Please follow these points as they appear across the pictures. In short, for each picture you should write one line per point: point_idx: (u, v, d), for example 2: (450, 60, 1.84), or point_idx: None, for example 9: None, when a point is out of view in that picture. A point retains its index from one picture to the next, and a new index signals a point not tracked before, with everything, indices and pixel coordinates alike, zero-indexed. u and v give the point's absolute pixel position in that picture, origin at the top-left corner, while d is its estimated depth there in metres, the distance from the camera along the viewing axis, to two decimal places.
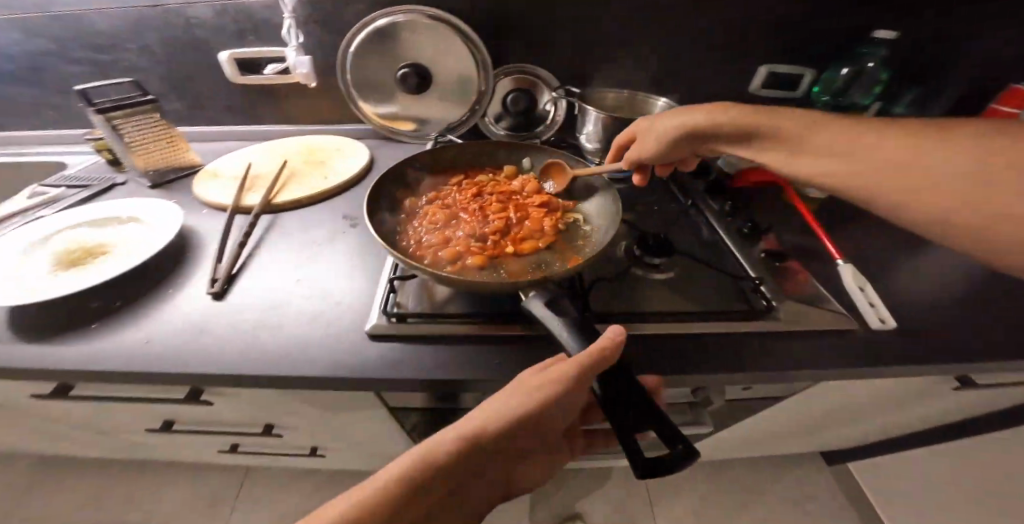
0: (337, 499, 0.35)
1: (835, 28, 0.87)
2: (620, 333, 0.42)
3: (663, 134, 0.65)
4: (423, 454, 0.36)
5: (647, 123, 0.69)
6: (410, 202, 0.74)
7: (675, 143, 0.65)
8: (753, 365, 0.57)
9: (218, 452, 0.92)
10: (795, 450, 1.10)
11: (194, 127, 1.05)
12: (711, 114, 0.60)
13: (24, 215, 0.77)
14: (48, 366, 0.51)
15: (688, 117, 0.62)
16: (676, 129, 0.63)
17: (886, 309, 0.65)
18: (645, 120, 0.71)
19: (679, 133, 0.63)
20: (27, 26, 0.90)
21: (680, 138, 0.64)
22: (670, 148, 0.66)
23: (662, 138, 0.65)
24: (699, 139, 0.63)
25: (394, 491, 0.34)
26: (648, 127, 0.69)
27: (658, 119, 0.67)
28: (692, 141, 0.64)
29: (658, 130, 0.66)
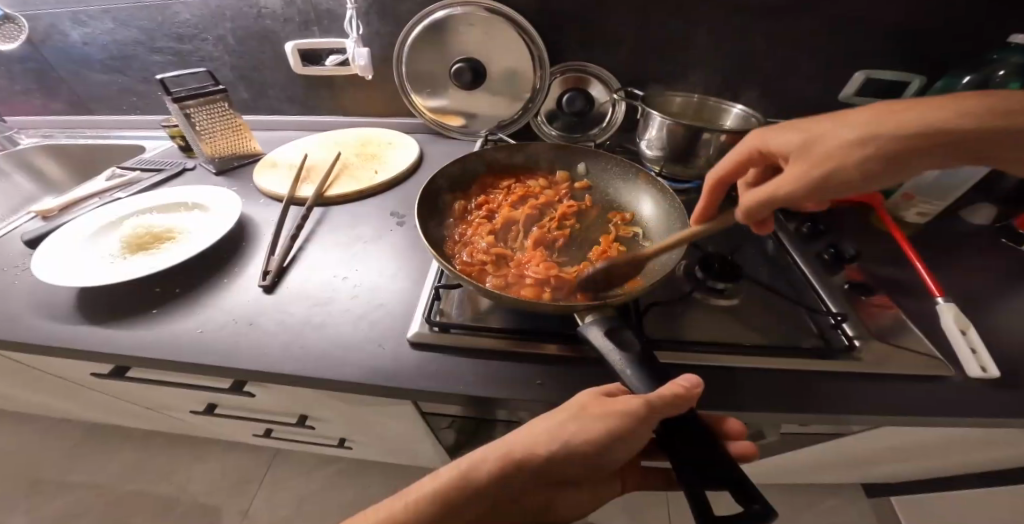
0: (375, 506, 0.35)
1: (952, 29, 0.76)
2: (692, 385, 0.38)
3: (866, 152, 0.40)
4: (454, 475, 0.35)
5: (791, 143, 0.45)
6: (460, 205, 0.73)
7: (885, 165, 0.40)
8: (821, 409, 0.51)
9: (252, 434, 0.96)
10: (844, 480, 0.99)
11: (259, 115, 1.09)
12: (933, 115, 0.38)
13: (103, 196, 0.82)
14: (113, 349, 0.55)
15: (904, 119, 0.38)
16: (889, 138, 0.39)
17: (991, 358, 0.56)
18: (781, 134, 0.47)
19: (895, 145, 0.39)
20: (116, 16, 0.95)
21: (890, 156, 0.39)
22: (880, 173, 0.40)
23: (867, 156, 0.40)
24: (930, 152, 0.39)
25: (421, 512, 0.33)
26: (818, 141, 0.43)
27: (827, 127, 0.42)
28: (908, 163, 0.39)
29: (838, 147, 0.41)
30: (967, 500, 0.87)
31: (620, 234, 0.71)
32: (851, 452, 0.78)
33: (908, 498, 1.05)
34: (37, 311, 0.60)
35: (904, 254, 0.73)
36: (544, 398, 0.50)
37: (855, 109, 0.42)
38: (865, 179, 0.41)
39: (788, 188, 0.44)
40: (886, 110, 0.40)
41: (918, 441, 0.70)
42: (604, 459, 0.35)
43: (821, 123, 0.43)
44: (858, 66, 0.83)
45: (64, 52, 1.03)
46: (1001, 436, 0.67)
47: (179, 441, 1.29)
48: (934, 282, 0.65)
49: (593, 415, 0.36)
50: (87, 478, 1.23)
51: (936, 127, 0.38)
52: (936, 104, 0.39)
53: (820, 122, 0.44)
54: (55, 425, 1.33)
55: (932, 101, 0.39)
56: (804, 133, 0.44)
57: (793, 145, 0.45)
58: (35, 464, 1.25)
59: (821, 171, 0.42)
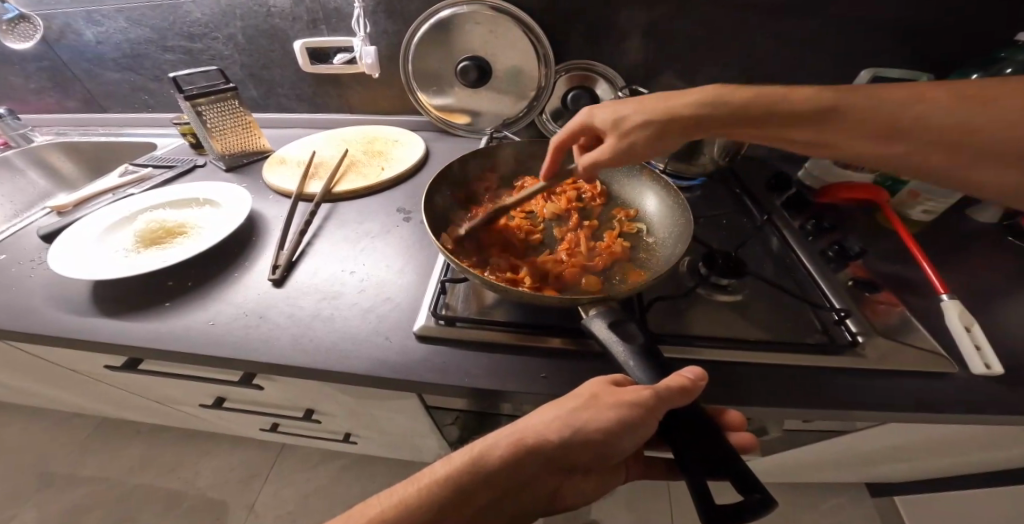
0: (389, 491, 0.35)
1: (958, 27, 0.76)
2: (697, 377, 0.39)
3: (647, 131, 0.56)
4: (467, 459, 0.35)
5: (609, 118, 0.59)
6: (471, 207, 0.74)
7: (659, 140, 0.57)
8: (824, 403, 0.51)
9: (259, 429, 0.98)
10: (847, 478, 0.99)
11: (268, 113, 1.10)
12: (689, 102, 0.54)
13: (116, 192, 0.84)
14: (127, 341, 0.56)
15: (674, 106, 0.55)
16: (655, 122, 0.55)
17: (994, 354, 0.56)
18: (602, 111, 0.61)
19: (665, 127, 0.55)
20: (129, 15, 0.96)
21: (662, 134, 0.56)
22: (654, 144, 0.57)
23: (649, 130, 0.56)
24: (690, 130, 0.55)
25: (435, 495, 0.34)
26: (619, 122, 0.58)
27: (623, 112, 0.58)
28: (675, 135, 0.56)
29: (631, 127, 0.57)
30: (972, 499, 0.87)
31: (625, 230, 0.71)
32: (853, 450, 0.78)
33: (911, 499, 1.04)
34: (52, 304, 0.61)
35: (909, 252, 0.73)
36: (547, 392, 0.51)
37: (643, 98, 0.58)
38: (649, 147, 0.57)
39: (608, 153, 0.59)
40: (667, 98, 0.56)
41: (919, 439, 0.70)
42: (614, 449, 0.36)
43: (621, 106, 0.59)
44: (863, 65, 0.83)
45: (78, 51, 1.05)
46: (1004, 434, 0.67)
47: (187, 436, 1.31)
48: (938, 278, 0.65)
49: (603, 403, 0.36)
50: (96, 472, 1.25)
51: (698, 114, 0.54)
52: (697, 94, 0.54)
53: (619, 104, 0.59)
54: (64, 420, 1.35)
55: (699, 92, 0.54)
56: (613, 111, 0.59)
57: (608, 124, 0.59)
58: (44, 459, 1.27)
59: (628, 143, 0.58)
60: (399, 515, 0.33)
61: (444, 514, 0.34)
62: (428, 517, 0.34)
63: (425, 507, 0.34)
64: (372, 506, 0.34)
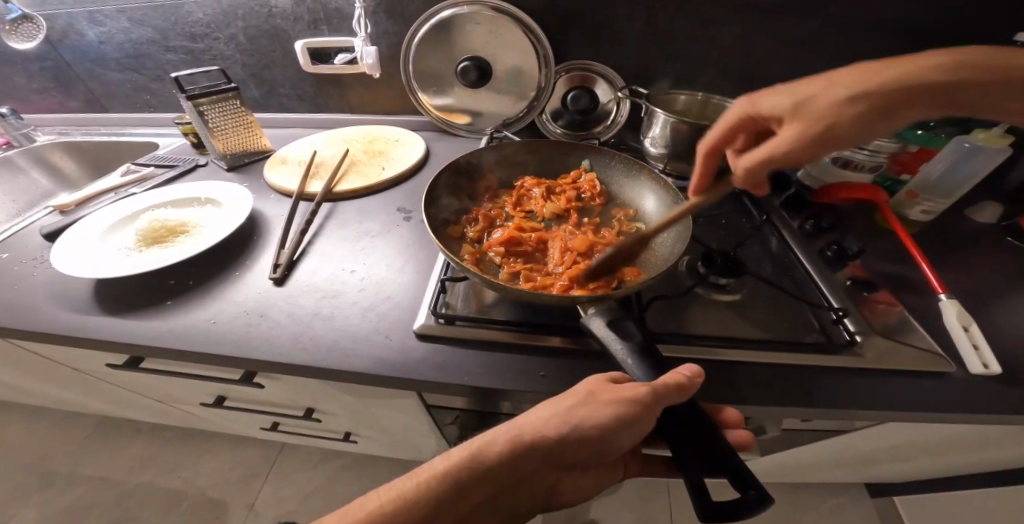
0: (388, 486, 0.36)
1: (958, 28, 0.77)
2: (693, 375, 0.39)
3: (856, 108, 0.43)
4: (466, 455, 0.36)
5: (791, 99, 0.48)
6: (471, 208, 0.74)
7: (873, 120, 0.44)
8: (822, 402, 0.51)
9: (260, 428, 0.98)
10: (847, 479, 0.99)
11: (270, 113, 1.11)
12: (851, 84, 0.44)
13: (118, 192, 0.84)
14: (128, 339, 0.56)
15: (901, 72, 0.42)
16: (870, 95, 0.43)
17: (992, 354, 0.56)
18: (770, 96, 0.50)
19: (887, 99, 0.42)
20: (132, 15, 0.97)
21: (877, 110, 0.43)
22: (866, 122, 0.44)
23: (836, 115, 0.44)
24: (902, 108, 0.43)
25: (433, 489, 0.35)
26: (800, 108, 0.47)
27: (808, 96, 0.47)
28: (903, 109, 0.43)
29: (827, 106, 0.45)
30: (973, 499, 0.87)
31: (624, 230, 0.72)
32: (853, 450, 0.78)
33: (912, 500, 1.04)
34: (55, 302, 0.61)
35: (908, 252, 0.73)
36: (547, 390, 0.51)
37: (836, 70, 0.46)
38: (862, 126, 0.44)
39: (792, 142, 0.47)
40: (884, 66, 0.43)
41: (918, 439, 0.71)
42: (612, 446, 0.36)
43: (802, 86, 0.48)
44: (863, 65, 0.84)
45: (81, 51, 1.05)
46: (1002, 434, 0.67)
47: (188, 435, 1.32)
48: (938, 278, 0.65)
49: (601, 400, 0.37)
50: (97, 471, 1.25)
51: (936, 77, 0.41)
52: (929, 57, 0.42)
53: (802, 83, 0.48)
54: (66, 419, 1.35)
55: (926, 56, 0.42)
56: (798, 91, 0.48)
57: (785, 110, 0.48)
58: (46, 458, 1.27)
59: (816, 133, 0.46)
60: (397, 509, 0.34)
61: (442, 509, 0.34)
62: (426, 511, 0.34)
63: (423, 502, 0.34)
64: (371, 501, 0.35)
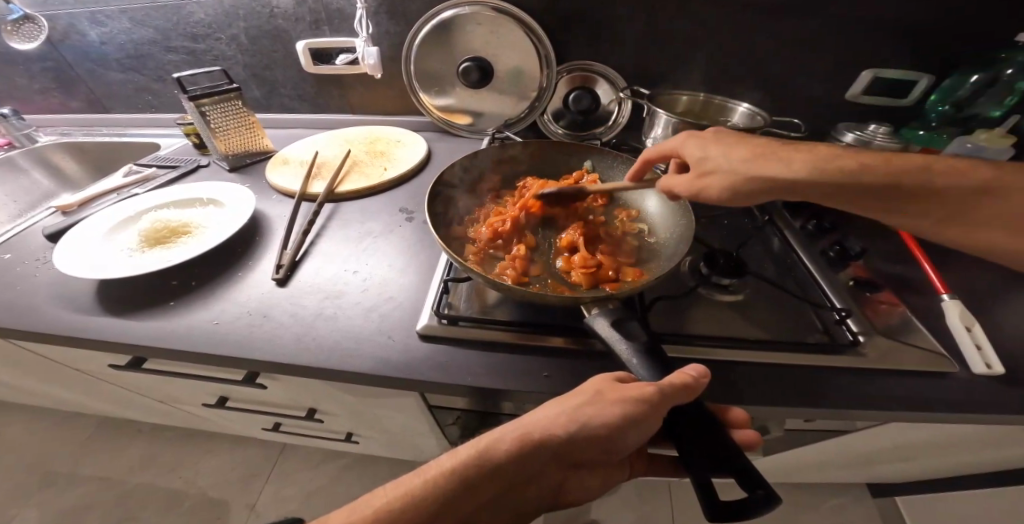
0: (397, 484, 0.36)
1: (960, 28, 0.77)
2: (699, 374, 0.39)
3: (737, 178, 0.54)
4: (474, 454, 0.36)
5: (700, 158, 0.57)
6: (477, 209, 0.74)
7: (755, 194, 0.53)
8: (825, 402, 0.51)
9: (261, 428, 0.98)
10: (849, 478, 0.99)
11: (271, 114, 1.11)
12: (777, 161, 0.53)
13: (120, 192, 0.84)
14: (132, 339, 0.56)
15: (770, 171, 0.52)
16: (741, 181, 0.54)
17: (995, 353, 0.57)
18: (691, 146, 0.59)
19: (752, 186, 0.53)
20: (133, 15, 0.97)
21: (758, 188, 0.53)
22: (733, 201, 0.55)
23: (728, 180, 0.54)
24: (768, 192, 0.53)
25: (440, 487, 0.34)
26: (703, 163, 0.57)
27: (715, 155, 0.56)
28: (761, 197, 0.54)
29: (721, 169, 0.55)
30: (975, 499, 0.87)
31: (627, 231, 0.72)
32: (856, 449, 0.78)
33: (914, 500, 1.04)
34: (57, 303, 0.61)
35: (910, 252, 0.73)
36: (549, 391, 0.51)
37: (740, 148, 0.55)
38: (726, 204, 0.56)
39: (681, 190, 0.58)
40: (768, 156, 0.53)
41: (919, 439, 0.71)
42: (619, 445, 0.36)
43: (715, 147, 0.57)
44: (864, 66, 0.84)
45: (82, 52, 1.05)
46: (1003, 434, 0.67)
47: (190, 436, 1.32)
48: (940, 279, 0.65)
49: (608, 399, 0.37)
50: (98, 471, 1.25)
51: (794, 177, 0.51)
52: (805, 158, 0.52)
53: (716, 146, 0.57)
54: (68, 420, 1.36)
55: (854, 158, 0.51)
56: (710, 151, 0.57)
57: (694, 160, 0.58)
58: (47, 459, 1.27)
59: (699, 187, 0.57)
60: (406, 507, 0.34)
61: (449, 506, 0.34)
62: (434, 509, 0.34)
63: (431, 501, 0.34)
64: (378, 498, 0.35)
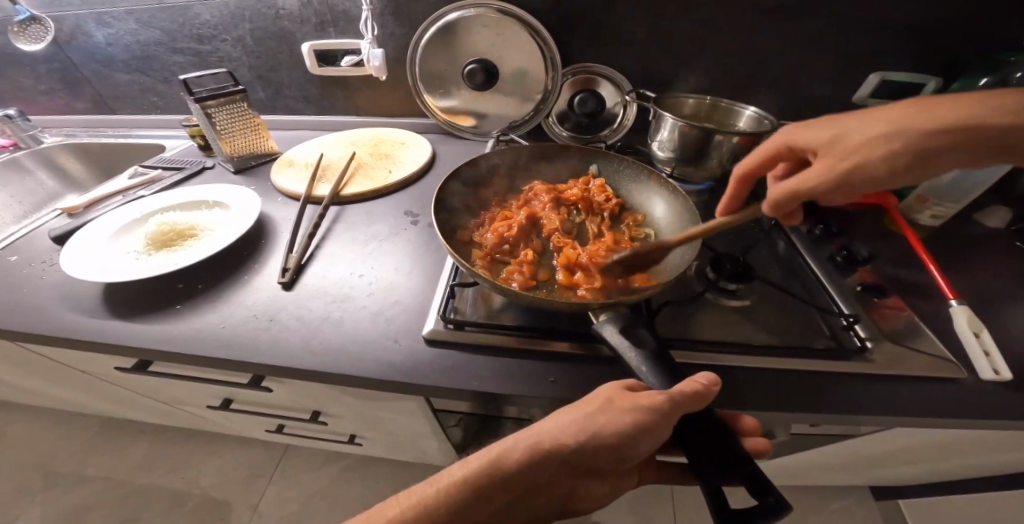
0: (409, 492, 0.36)
1: (967, 31, 0.76)
2: (710, 382, 0.38)
3: (893, 148, 0.44)
4: (484, 462, 0.36)
5: (834, 135, 0.48)
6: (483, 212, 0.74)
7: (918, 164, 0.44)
8: (832, 408, 0.51)
9: (265, 430, 0.98)
10: (851, 482, 0.98)
11: (276, 115, 1.11)
12: (945, 116, 0.42)
13: (126, 194, 0.85)
14: (140, 343, 0.56)
15: (946, 119, 0.42)
16: (914, 138, 0.43)
17: (1004, 359, 0.56)
18: (813, 130, 0.50)
19: (934, 142, 0.42)
20: (140, 16, 0.97)
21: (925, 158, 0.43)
22: (914, 165, 0.44)
23: (887, 152, 0.44)
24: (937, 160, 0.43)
25: (452, 495, 0.35)
26: (840, 140, 0.47)
27: (851, 128, 0.47)
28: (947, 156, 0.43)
29: (866, 141, 0.45)
30: (978, 503, 0.86)
31: (633, 235, 0.72)
32: (859, 453, 0.78)
33: (916, 503, 1.04)
34: (65, 305, 0.62)
35: (916, 257, 0.73)
36: (556, 396, 0.51)
37: (882, 109, 0.46)
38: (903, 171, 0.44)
39: (818, 178, 0.47)
40: (921, 110, 0.43)
41: (924, 443, 0.70)
42: (629, 454, 0.36)
43: (849, 121, 0.47)
44: (870, 69, 0.83)
45: (88, 53, 1.05)
46: (1010, 438, 0.67)
47: (193, 436, 1.32)
48: (948, 284, 0.64)
49: (618, 408, 0.36)
50: (102, 471, 1.25)
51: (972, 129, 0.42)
52: (971, 102, 0.43)
53: (846, 120, 0.48)
54: (72, 420, 1.36)
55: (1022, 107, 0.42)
56: (843, 129, 0.47)
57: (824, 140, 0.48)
58: (51, 459, 1.28)
59: (848, 165, 0.46)
60: (419, 515, 0.34)
61: (461, 514, 0.34)
62: (445, 519, 0.34)
63: (443, 509, 0.34)
64: (392, 507, 0.35)
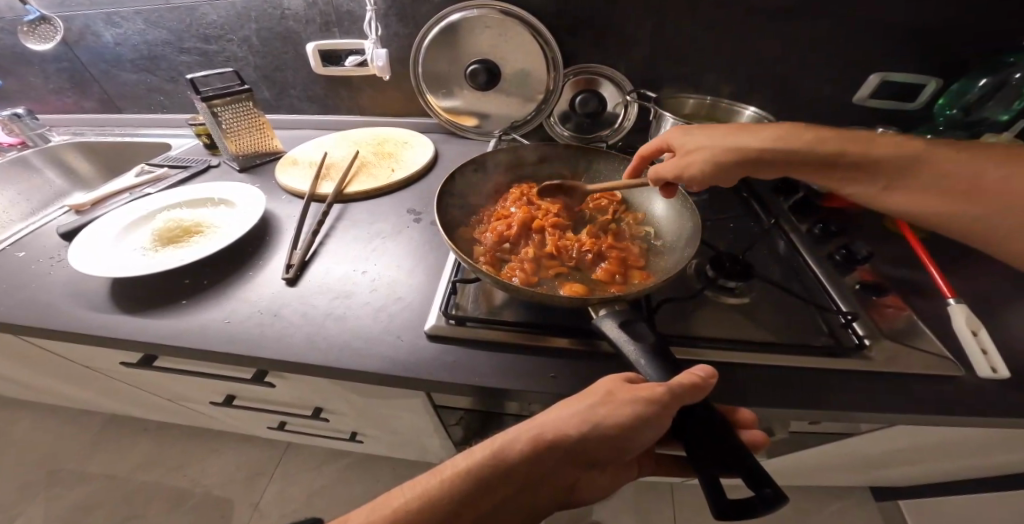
0: (412, 482, 0.37)
1: (966, 34, 0.77)
2: (707, 375, 0.39)
3: (721, 157, 0.59)
4: (488, 453, 0.36)
5: (685, 141, 0.63)
6: (484, 212, 0.75)
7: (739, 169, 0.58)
8: (831, 405, 0.52)
9: (267, 427, 0.99)
10: (850, 483, 0.99)
11: (281, 114, 1.12)
12: (760, 138, 0.57)
13: (132, 192, 0.86)
14: (147, 338, 0.57)
15: (739, 142, 0.58)
16: (715, 154, 0.59)
17: (1001, 356, 0.56)
18: (678, 134, 0.65)
19: (727, 157, 0.59)
20: (147, 17, 0.98)
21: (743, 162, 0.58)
22: (715, 173, 0.60)
23: (709, 159, 0.60)
24: (748, 167, 0.58)
25: (457, 486, 0.35)
26: (689, 148, 0.63)
27: (699, 137, 0.62)
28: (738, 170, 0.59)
29: (703, 153, 0.61)
30: (978, 504, 0.86)
31: (633, 233, 0.73)
32: (858, 453, 0.78)
33: (916, 505, 1.04)
34: (71, 301, 0.62)
35: (916, 258, 0.73)
36: (555, 392, 0.52)
37: (716, 129, 0.62)
38: (707, 178, 0.61)
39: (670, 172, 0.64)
40: (742, 133, 0.59)
41: (922, 442, 0.71)
42: (631, 445, 0.37)
43: (698, 135, 0.63)
44: (870, 70, 0.84)
45: (96, 53, 1.07)
46: (1009, 438, 0.67)
47: (195, 434, 1.33)
48: (947, 283, 0.65)
49: (619, 400, 0.37)
50: (105, 469, 1.26)
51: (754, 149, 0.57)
52: (764, 132, 0.57)
53: (697, 132, 0.63)
54: (77, 416, 1.37)
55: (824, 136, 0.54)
56: (692, 137, 0.63)
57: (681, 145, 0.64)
58: (56, 455, 1.29)
59: (685, 166, 0.63)
60: (424, 505, 0.34)
61: (465, 504, 0.35)
62: (448, 509, 0.35)
63: (448, 500, 0.35)
64: (396, 498, 0.36)
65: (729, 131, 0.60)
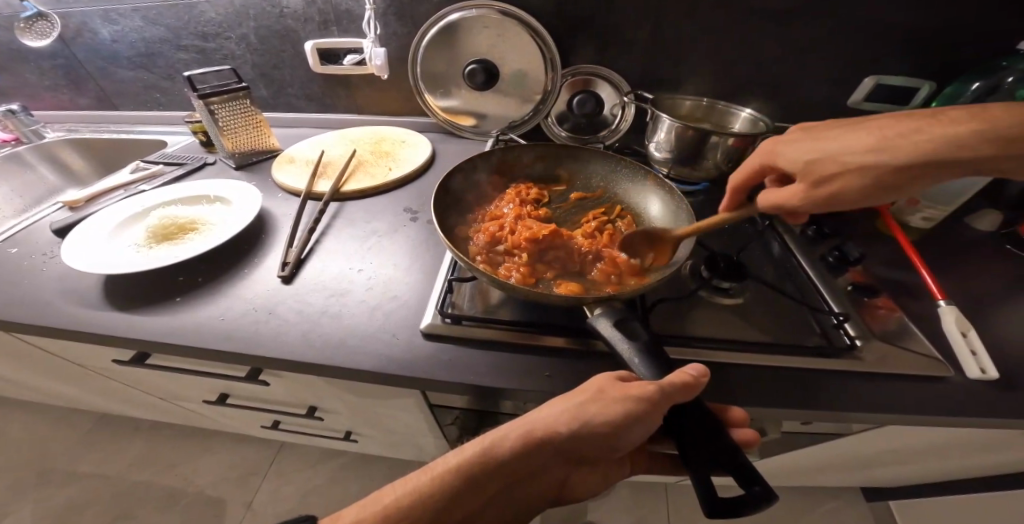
0: (404, 479, 0.37)
1: (957, 39, 0.78)
2: (699, 374, 0.39)
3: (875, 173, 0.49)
4: (478, 451, 0.37)
5: (815, 155, 0.52)
6: (479, 213, 0.75)
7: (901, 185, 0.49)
8: (822, 405, 0.52)
9: (262, 426, 0.98)
10: (843, 483, 0.99)
11: (278, 112, 1.12)
12: (912, 148, 0.47)
13: (127, 189, 0.85)
14: (140, 335, 0.57)
15: (897, 154, 0.48)
16: (872, 170, 0.49)
17: (990, 357, 0.57)
18: (792, 144, 0.55)
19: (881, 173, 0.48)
20: (144, 14, 0.98)
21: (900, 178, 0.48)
22: (873, 194, 0.50)
23: (859, 180, 0.49)
24: (912, 182, 0.48)
25: (446, 484, 0.36)
26: (826, 161, 0.51)
27: (831, 149, 0.51)
28: (903, 183, 0.48)
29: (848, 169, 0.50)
30: (968, 502, 0.88)
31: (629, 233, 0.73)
32: (851, 452, 0.79)
33: (907, 505, 1.05)
34: (65, 298, 0.62)
35: (908, 260, 0.74)
36: (550, 390, 0.52)
37: (852, 132, 0.51)
38: (863, 198, 0.51)
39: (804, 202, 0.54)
40: (892, 141, 0.48)
41: (914, 442, 0.71)
42: (621, 442, 0.37)
43: (829, 144, 0.52)
44: (864, 73, 0.85)
45: (93, 50, 1.06)
46: (997, 438, 0.68)
47: (189, 433, 1.32)
48: (937, 285, 0.65)
49: (610, 397, 0.37)
50: (97, 469, 1.25)
51: (913, 156, 0.47)
52: (931, 135, 0.47)
53: (827, 141, 0.52)
54: (69, 416, 1.36)
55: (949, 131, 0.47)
56: (813, 148, 0.53)
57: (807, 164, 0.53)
58: (48, 454, 1.28)
59: (829, 191, 0.52)
60: (414, 503, 0.35)
61: (454, 500, 0.36)
62: (439, 506, 0.35)
63: (439, 497, 0.35)
64: (386, 495, 0.36)
65: (871, 141, 0.49)
